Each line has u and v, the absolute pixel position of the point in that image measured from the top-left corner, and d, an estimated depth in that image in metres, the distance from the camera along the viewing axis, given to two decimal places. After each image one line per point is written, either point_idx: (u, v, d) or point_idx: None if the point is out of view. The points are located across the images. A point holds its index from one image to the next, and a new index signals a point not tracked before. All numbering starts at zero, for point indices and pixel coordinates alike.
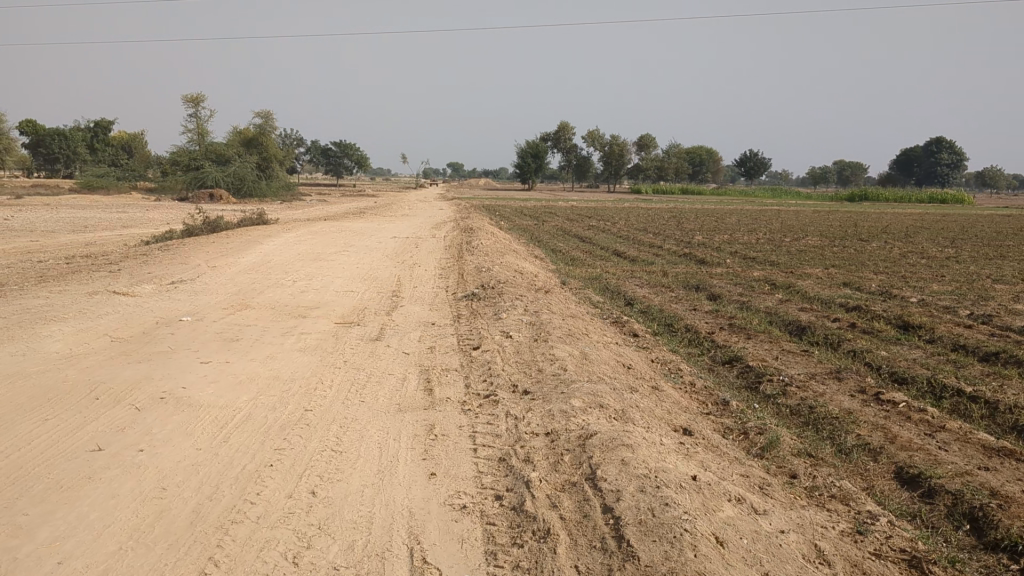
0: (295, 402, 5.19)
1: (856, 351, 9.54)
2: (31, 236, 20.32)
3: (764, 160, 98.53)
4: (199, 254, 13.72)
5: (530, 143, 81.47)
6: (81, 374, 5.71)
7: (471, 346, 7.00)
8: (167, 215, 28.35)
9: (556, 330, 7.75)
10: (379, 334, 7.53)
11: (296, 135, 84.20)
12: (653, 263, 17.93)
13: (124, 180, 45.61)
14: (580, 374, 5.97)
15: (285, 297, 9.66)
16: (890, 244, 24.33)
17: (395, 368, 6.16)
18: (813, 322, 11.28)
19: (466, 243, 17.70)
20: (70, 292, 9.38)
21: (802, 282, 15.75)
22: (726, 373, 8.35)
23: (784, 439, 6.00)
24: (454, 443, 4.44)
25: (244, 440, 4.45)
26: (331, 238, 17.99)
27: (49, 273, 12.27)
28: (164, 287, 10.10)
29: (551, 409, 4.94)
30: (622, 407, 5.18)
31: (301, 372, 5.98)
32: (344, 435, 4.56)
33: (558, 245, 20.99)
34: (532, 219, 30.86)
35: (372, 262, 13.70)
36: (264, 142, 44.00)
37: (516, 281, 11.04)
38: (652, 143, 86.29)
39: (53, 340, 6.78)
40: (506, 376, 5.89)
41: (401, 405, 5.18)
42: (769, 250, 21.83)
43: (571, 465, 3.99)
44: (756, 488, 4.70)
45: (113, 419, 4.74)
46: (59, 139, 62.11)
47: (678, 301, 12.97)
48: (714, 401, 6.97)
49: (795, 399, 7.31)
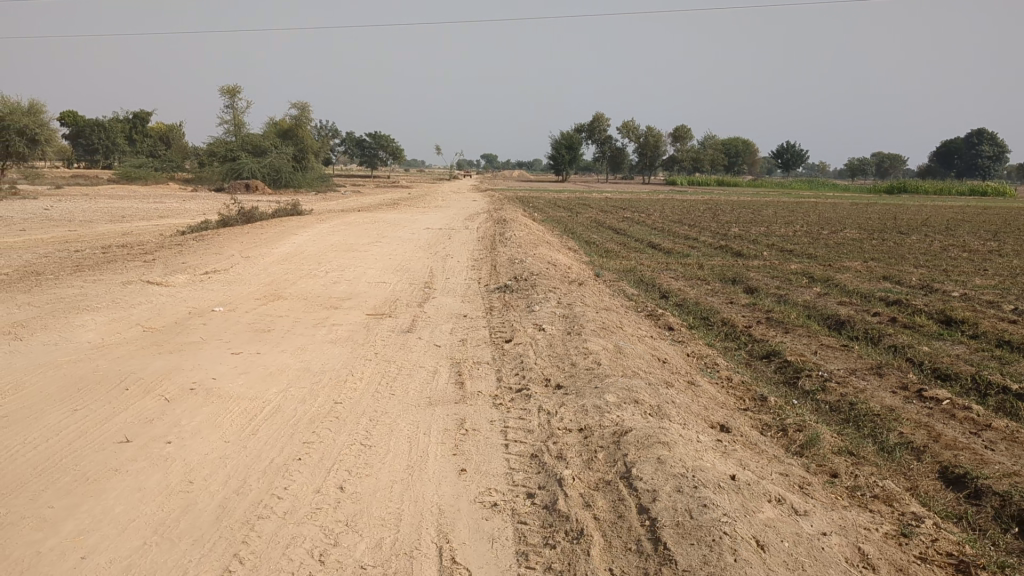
0: (324, 394, 5.12)
1: (897, 346, 9.32)
2: (69, 225, 20.53)
3: (801, 151, 97.34)
4: (233, 244, 13.73)
5: (564, 135, 81.20)
6: (111, 364, 5.68)
7: (504, 339, 6.90)
8: (203, 205, 28.53)
9: (590, 323, 7.64)
10: (411, 326, 7.45)
11: (331, 127, 84.63)
12: (689, 255, 17.75)
13: (161, 171, 46.03)
14: (615, 369, 5.84)
15: (317, 288, 9.62)
16: (931, 237, 23.89)
17: (426, 361, 6.07)
18: (853, 316, 11.05)
19: (500, 234, 17.63)
20: (104, 282, 9.41)
21: (840, 275, 15.47)
22: (763, 368, 8.18)
23: (824, 437, 5.84)
24: (485, 438, 4.35)
25: (272, 433, 4.39)
26: (365, 229, 17.99)
27: (85, 262, 12.34)
28: (197, 276, 10.11)
29: (585, 405, 4.83)
30: (657, 403, 5.06)
31: (331, 364, 5.91)
32: (373, 429, 4.47)
33: (593, 237, 20.85)
34: (566, 211, 30.72)
35: (406, 253, 13.66)
36: (299, 133, 44.21)
37: (550, 273, 10.94)
38: (688, 134, 85.42)
39: (85, 329, 6.78)
40: (539, 369, 5.78)
41: (432, 398, 5.09)
42: (806, 242, 21.51)
43: (605, 462, 3.88)
44: (796, 487, 4.55)
45: (141, 411, 4.70)
46: (99, 131, 62.94)
47: (713, 294, 12.80)
48: (751, 397, 6.81)
49: (834, 396, 7.14)
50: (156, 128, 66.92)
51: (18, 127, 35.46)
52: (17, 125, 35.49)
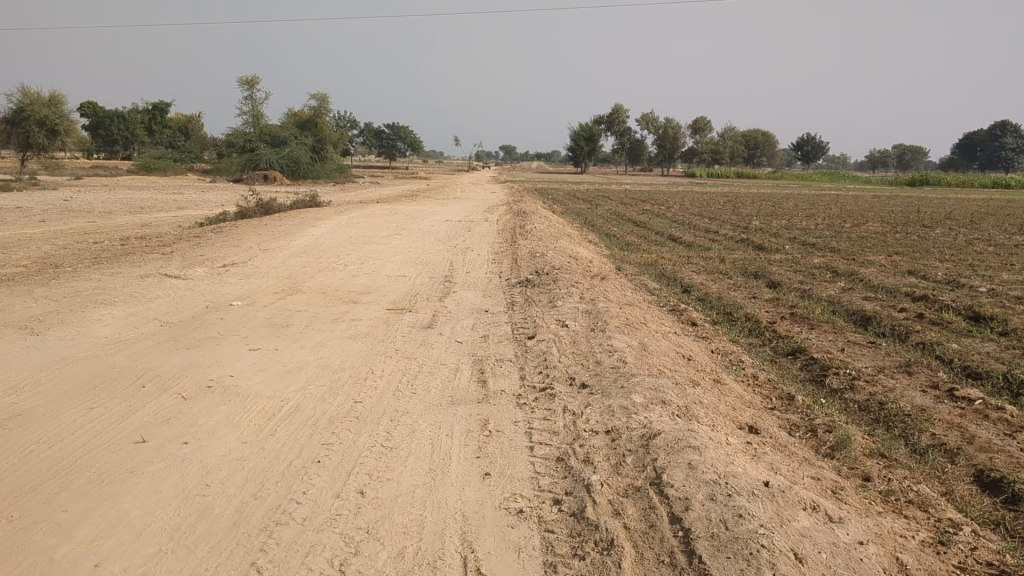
0: (344, 393, 5.03)
1: (925, 343, 9.13)
2: (88, 217, 20.56)
3: (821, 143, 96.50)
4: (251, 236, 13.67)
5: (582, 127, 80.85)
6: (128, 360, 5.61)
7: (526, 335, 6.78)
8: (221, 197, 28.55)
9: (613, 319, 7.51)
10: (431, 322, 7.34)
11: (349, 118, 84.72)
12: (710, 249, 17.56)
13: (180, 162, 46.11)
14: (640, 368, 5.71)
15: (336, 282, 9.53)
16: (956, 231, 23.56)
17: (447, 358, 5.96)
18: (879, 312, 10.85)
19: (519, 227, 17.50)
20: (121, 275, 9.35)
21: (865, 270, 15.24)
22: (789, 365, 8.02)
23: (855, 438, 5.69)
24: (509, 440, 4.23)
25: (291, 434, 4.29)
26: (383, 221, 17.90)
27: (103, 255, 12.30)
28: (215, 269, 10.05)
29: (611, 405, 4.70)
30: (685, 403, 4.92)
31: (351, 361, 5.80)
32: (394, 430, 4.37)
33: (612, 230, 20.69)
34: (585, 203, 30.49)
35: (425, 245, 13.55)
36: (318, 124, 44.18)
37: (571, 267, 10.80)
38: (707, 126, 84.84)
39: (103, 324, 6.71)
40: (563, 368, 5.65)
41: (454, 397, 4.98)
42: (828, 236, 21.25)
43: (633, 467, 3.75)
44: (829, 493, 4.41)
45: (158, 409, 4.61)
46: (118, 122, 63.17)
47: (736, 289, 12.62)
48: (778, 395, 6.66)
49: (863, 395, 6.97)
50: (175, 119, 67.09)
51: (38, 118, 35.56)
52: (37, 117, 35.60)
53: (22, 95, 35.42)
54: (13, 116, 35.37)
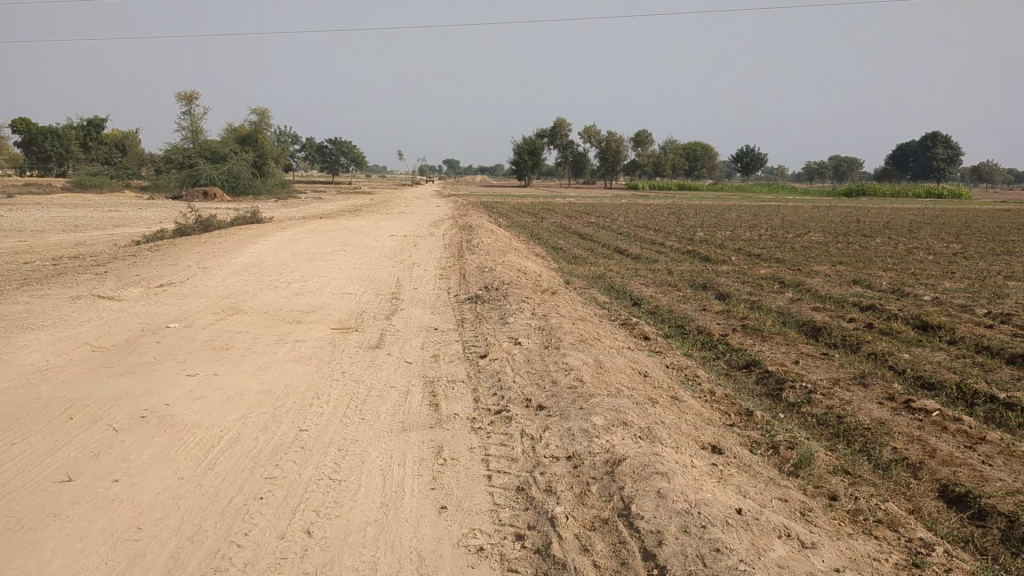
0: (288, 421, 4.74)
1: (877, 354, 9.10)
2: (18, 235, 19.85)
3: (761, 155, 98.02)
4: (190, 254, 13.24)
5: (526, 140, 80.98)
6: (54, 390, 5.24)
7: (478, 355, 6.54)
8: (159, 214, 27.85)
9: (567, 336, 7.31)
10: (379, 342, 7.06)
11: (291, 133, 83.83)
12: (657, 261, 17.51)
13: (116, 179, 45.05)
14: (598, 387, 5.51)
15: (279, 301, 9.20)
16: (895, 240, 23.88)
17: (397, 381, 5.70)
18: (829, 323, 10.83)
19: (466, 241, 17.29)
20: (51, 297, 8.91)
21: (811, 280, 15.28)
22: (745, 379, 7.90)
23: (817, 455, 5.55)
24: (465, 469, 3.99)
25: (231, 467, 4.00)
26: (328, 237, 17.54)
27: (33, 276, 11.79)
28: (152, 290, 9.64)
29: (570, 429, 4.49)
30: (646, 424, 4.73)
31: (295, 386, 5.51)
32: (343, 461, 4.10)
33: (559, 243, 20.58)
34: (529, 216, 30.38)
35: (370, 262, 13.25)
36: (259, 139, 43.51)
37: (521, 282, 10.60)
38: (648, 139, 85.56)
39: (29, 350, 6.32)
40: (518, 389, 5.42)
41: (405, 423, 4.72)
42: (772, 246, 21.39)
43: (599, 497, 3.53)
44: (799, 516, 4.24)
45: (86, 443, 4.28)
46: (52, 138, 61.57)
47: (686, 301, 12.53)
48: (737, 411, 6.51)
49: (821, 408, 6.86)
50: (111, 135, 65.64)
51: None
52: None
53: None
54: None
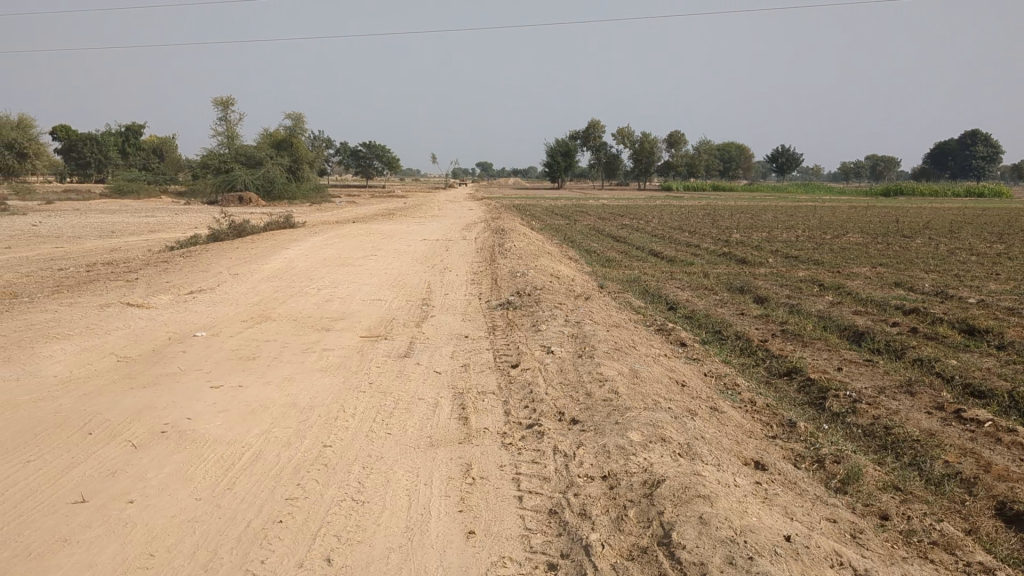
0: (312, 436, 4.57)
1: (923, 360, 8.77)
2: (55, 242, 19.99)
3: (796, 155, 97.05)
4: (221, 260, 13.17)
5: (559, 143, 80.71)
6: (74, 403, 5.11)
7: (509, 364, 6.34)
8: (194, 218, 27.97)
9: (602, 344, 7.09)
10: (408, 350, 6.88)
11: (325, 138, 84.30)
12: (693, 263, 17.21)
13: (153, 184, 45.49)
14: (635, 399, 5.29)
15: (309, 307, 9.06)
16: (935, 240, 23.34)
17: (425, 392, 5.52)
18: (872, 327, 10.50)
19: (499, 245, 17.11)
20: (80, 305, 8.86)
21: (852, 283, 14.90)
22: (786, 387, 7.62)
23: (866, 470, 5.28)
24: (495, 490, 3.79)
25: (250, 487, 3.84)
26: (359, 242, 17.45)
27: (65, 283, 11.77)
28: (181, 297, 9.54)
29: (605, 445, 4.27)
30: (686, 440, 4.50)
31: (321, 398, 5.34)
32: (367, 479, 3.92)
33: (592, 246, 20.33)
34: (563, 219, 30.15)
35: (402, 267, 13.10)
36: (293, 144, 43.68)
37: (554, 287, 10.39)
38: (682, 139, 84.94)
39: (53, 361, 6.22)
40: (551, 401, 5.21)
41: (433, 439, 4.53)
42: (810, 248, 20.99)
43: (637, 523, 3.32)
44: (848, 539, 3.99)
45: (103, 461, 4.14)
46: (91, 144, 62.41)
47: (723, 305, 12.26)
48: (778, 422, 6.26)
49: (867, 419, 6.58)
50: (149, 141, 66.40)
51: (7, 142, 34.79)
52: (7, 140, 34.77)
53: None
54: None
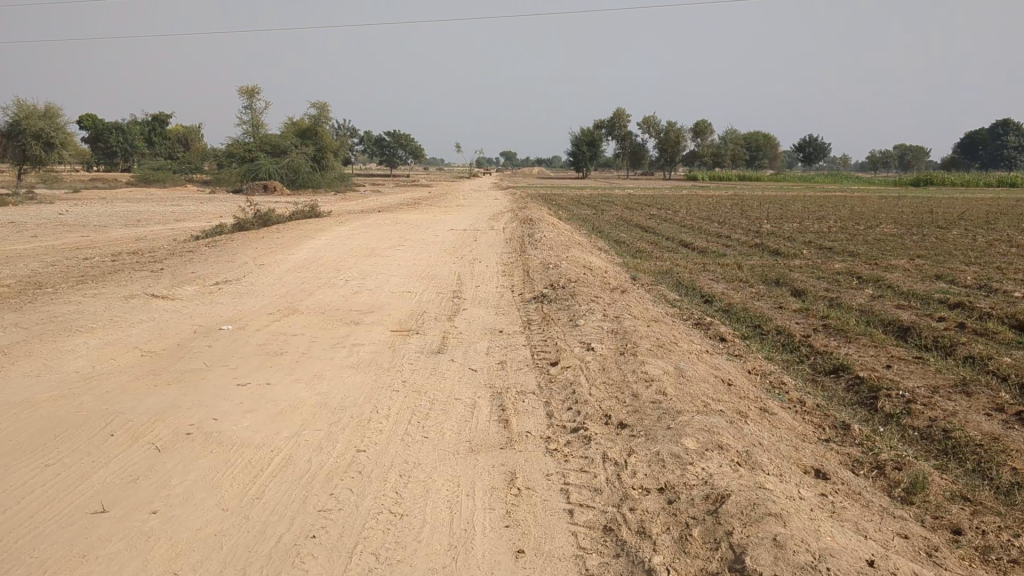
0: (344, 440, 4.31)
1: (974, 358, 8.37)
2: (81, 231, 19.88)
3: (824, 144, 95.84)
4: (247, 250, 12.99)
5: (584, 132, 80.12)
6: (95, 402, 4.88)
7: (548, 362, 6.05)
8: (220, 208, 27.81)
9: (644, 341, 6.79)
10: (441, 346, 6.60)
11: (350, 128, 84.31)
12: (725, 254, 16.82)
13: (179, 173, 45.58)
14: (685, 401, 4.98)
15: (337, 300, 8.81)
16: (973, 232, 22.76)
17: (462, 392, 5.23)
18: (917, 322, 10.10)
19: (527, 235, 16.82)
20: (105, 296, 8.66)
21: (891, 275, 14.45)
22: (833, 386, 7.27)
23: (931, 478, 4.93)
24: (543, 502, 3.50)
25: (281, 497, 3.58)
26: (386, 231, 17.23)
27: (90, 273, 11.60)
28: (206, 288, 9.32)
29: (659, 453, 3.98)
30: (745, 447, 4.19)
31: (353, 398, 5.07)
32: (405, 489, 3.66)
33: (621, 236, 19.97)
34: (590, 209, 29.73)
35: (430, 257, 12.84)
36: (318, 133, 43.55)
37: (589, 280, 10.08)
38: (709, 128, 84.02)
39: (76, 356, 6.00)
40: (595, 403, 4.92)
41: (473, 444, 4.25)
42: (844, 239, 20.47)
43: (704, 544, 3.05)
44: (924, 558, 3.67)
45: (125, 466, 3.90)
46: (118, 133, 62.54)
47: (760, 298, 11.89)
48: (831, 425, 5.92)
49: (924, 421, 6.22)
50: (175, 130, 66.61)
51: (34, 131, 34.78)
52: (33, 129, 34.78)
53: (17, 108, 34.58)
54: (9, 129, 34.58)
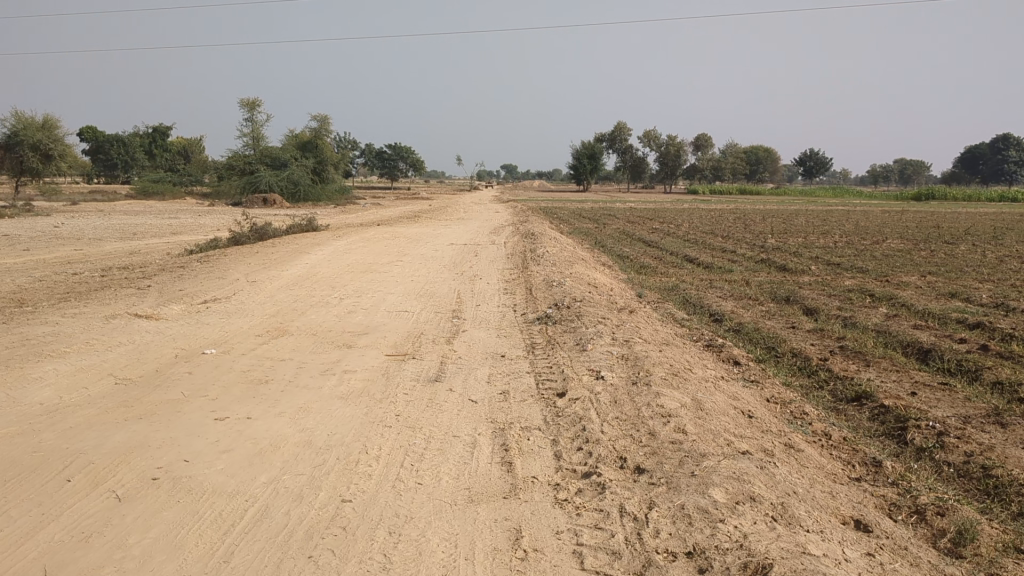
0: (329, 486, 3.85)
1: (1002, 384, 7.89)
2: (73, 244, 19.44)
3: (824, 158, 95.57)
4: (240, 266, 12.57)
5: (585, 146, 79.87)
6: (56, 439, 4.42)
7: (555, 392, 5.59)
8: (217, 221, 27.41)
9: (657, 369, 6.33)
10: (439, 373, 6.14)
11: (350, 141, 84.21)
12: (732, 270, 16.38)
13: (179, 185, 45.29)
14: (707, 442, 4.52)
15: (331, 320, 8.37)
16: (982, 247, 22.28)
17: (461, 428, 4.77)
18: (938, 344, 9.62)
19: (529, 250, 16.37)
20: (85, 316, 8.21)
21: (904, 293, 14.00)
22: (858, 415, 6.81)
23: (978, 525, 4.45)
24: (554, 569, 3.04)
25: (251, 561, 3.12)
26: (384, 246, 16.81)
27: (76, 289, 11.17)
28: (193, 307, 8.87)
29: (684, 507, 3.52)
30: (779, 499, 3.74)
31: (340, 436, 4.59)
32: (393, 550, 3.20)
33: (625, 251, 19.53)
34: (591, 222, 29.36)
35: (429, 274, 12.39)
36: (318, 145, 43.23)
37: (595, 299, 9.64)
38: (709, 142, 83.86)
39: (43, 384, 5.55)
40: (608, 442, 4.46)
41: (474, 492, 3.79)
42: (852, 254, 20.05)
43: None
44: None
45: (78, 520, 3.44)
46: (118, 145, 62.35)
47: (771, 317, 11.44)
48: (861, 461, 5.45)
49: (961, 456, 5.75)
50: (176, 143, 66.39)
51: (32, 143, 34.35)
52: (31, 141, 34.32)
53: (16, 119, 34.18)
54: (7, 140, 34.14)
